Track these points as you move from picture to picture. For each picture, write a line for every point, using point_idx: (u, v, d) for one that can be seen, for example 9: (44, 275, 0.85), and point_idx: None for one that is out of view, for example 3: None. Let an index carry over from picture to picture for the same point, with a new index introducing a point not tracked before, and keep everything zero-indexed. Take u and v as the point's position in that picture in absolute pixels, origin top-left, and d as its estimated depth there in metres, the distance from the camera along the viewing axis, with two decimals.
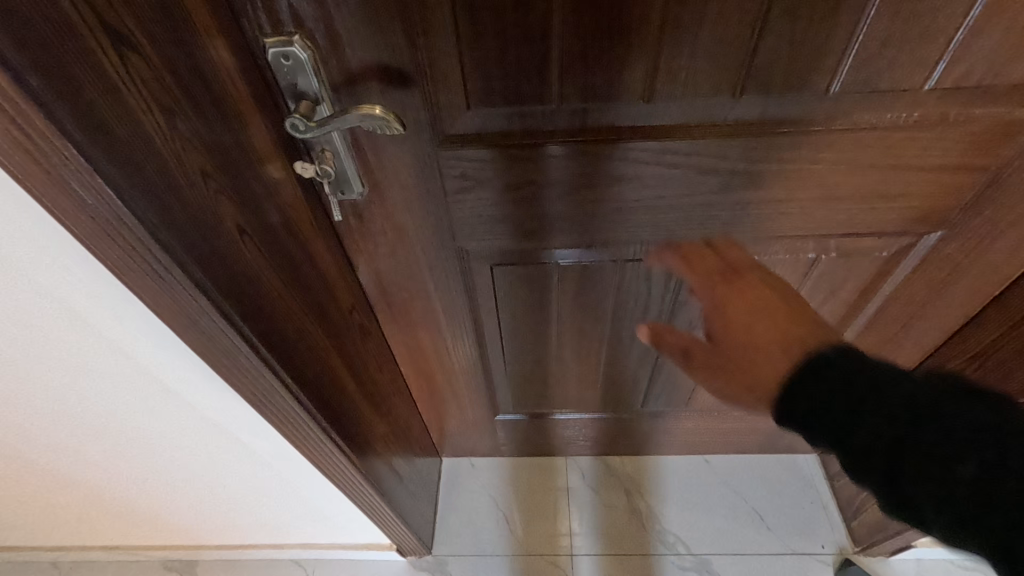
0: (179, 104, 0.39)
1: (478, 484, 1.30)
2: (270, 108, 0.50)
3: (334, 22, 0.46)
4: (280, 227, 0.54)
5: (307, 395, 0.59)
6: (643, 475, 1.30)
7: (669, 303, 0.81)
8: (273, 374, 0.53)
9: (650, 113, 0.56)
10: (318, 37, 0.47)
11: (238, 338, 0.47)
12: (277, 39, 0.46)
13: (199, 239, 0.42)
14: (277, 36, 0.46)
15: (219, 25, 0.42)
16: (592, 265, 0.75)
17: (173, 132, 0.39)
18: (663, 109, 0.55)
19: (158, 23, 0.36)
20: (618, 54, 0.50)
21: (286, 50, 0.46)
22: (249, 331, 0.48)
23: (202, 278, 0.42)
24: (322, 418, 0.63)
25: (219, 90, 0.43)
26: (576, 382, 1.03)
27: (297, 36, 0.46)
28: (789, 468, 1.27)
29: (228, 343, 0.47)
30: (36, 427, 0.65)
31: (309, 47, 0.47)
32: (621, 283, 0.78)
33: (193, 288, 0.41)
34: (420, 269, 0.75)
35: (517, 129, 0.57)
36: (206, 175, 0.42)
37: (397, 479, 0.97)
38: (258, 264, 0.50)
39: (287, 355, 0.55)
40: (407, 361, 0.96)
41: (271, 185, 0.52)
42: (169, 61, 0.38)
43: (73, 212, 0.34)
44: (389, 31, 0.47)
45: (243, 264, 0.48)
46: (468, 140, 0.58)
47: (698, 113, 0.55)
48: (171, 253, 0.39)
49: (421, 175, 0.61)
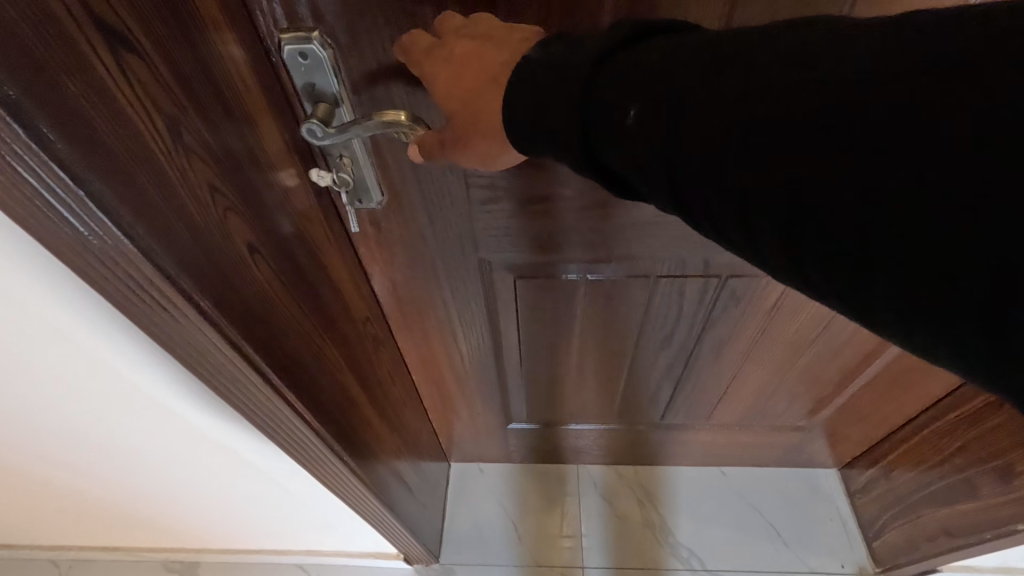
0: (183, 111, 0.35)
1: (487, 491, 1.27)
2: (285, 111, 0.46)
3: (359, 18, 0.42)
4: (293, 241, 0.49)
5: (320, 419, 0.55)
6: (657, 486, 1.26)
7: (698, 320, 0.77)
8: (286, 402, 0.49)
9: None
10: (339, 34, 0.43)
11: (250, 369, 0.43)
12: (294, 34, 0.41)
13: (207, 265, 0.37)
14: (294, 31, 0.41)
15: (229, 20, 0.37)
16: (622, 279, 0.71)
17: (176, 144, 0.34)
18: None
19: (158, 19, 0.32)
20: None
21: (304, 48, 0.41)
22: (261, 361, 0.44)
23: (213, 309, 0.38)
24: (334, 441, 0.59)
25: (229, 93, 0.39)
26: (594, 393, 0.99)
27: (317, 32, 0.41)
28: (808, 483, 1.24)
29: (238, 373, 0.42)
30: (28, 442, 0.61)
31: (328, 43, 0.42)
32: (650, 298, 0.73)
33: (203, 321, 0.37)
34: (439, 279, 0.70)
35: None
36: (213, 191, 0.38)
37: (406, 490, 0.94)
38: (270, 284, 0.45)
39: (300, 379, 0.51)
40: (419, 370, 0.92)
41: (286, 195, 0.47)
42: (171, 62, 0.33)
43: (68, 247, 0.29)
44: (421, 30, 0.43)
45: (255, 286, 0.43)
46: None
47: None
48: (180, 285, 0.35)
49: (446, 184, 0.57)
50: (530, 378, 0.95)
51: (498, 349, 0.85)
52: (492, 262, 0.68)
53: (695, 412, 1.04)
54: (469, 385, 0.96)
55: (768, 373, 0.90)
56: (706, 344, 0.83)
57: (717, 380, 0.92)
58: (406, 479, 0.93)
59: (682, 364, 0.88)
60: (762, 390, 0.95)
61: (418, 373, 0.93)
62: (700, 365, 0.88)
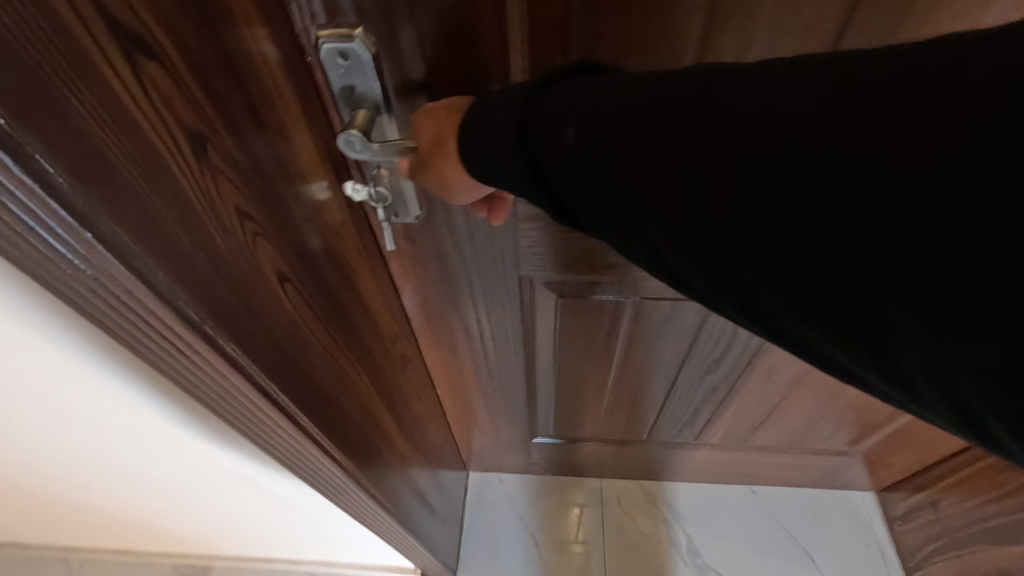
0: (209, 124, 0.30)
1: (507, 503, 1.22)
2: (319, 119, 0.41)
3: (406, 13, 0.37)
4: (326, 264, 0.44)
5: (351, 459, 0.50)
6: (685, 505, 1.21)
7: (751, 343, 0.72)
8: (318, 446, 0.43)
9: None
10: (381, 30, 0.38)
11: (283, 415, 0.38)
12: (335, 31, 0.36)
13: (237, 302, 0.32)
14: (335, 27, 0.36)
15: (264, 18, 0.33)
16: (672, 302, 0.66)
17: (201, 162, 0.29)
18: None
19: (182, 15, 0.27)
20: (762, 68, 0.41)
21: (346, 47, 0.36)
22: (295, 404, 0.39)
23: (244, 352, 0.32)
24: (364, 479, 0.54)
25: (261, 102, 0.34)
26: (627, 412, 0.95)
27: (360, 29, 0.37)
28: (843, 507, 1.18)
29: (269, 421, 0.37)
30: (35, 461, 0.57)
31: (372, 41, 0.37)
32: (701, 321, 0.68)
33: (231, 368, 0.31)
34: (475, 296, 0.66)
35: None
36: (242, 215, 0.33)
37: (428, 510, 0.89)
38: (301, 315, 0.40)
39: (333, 416, 0.46)
40: (445, 385, 0.88)
41: (318, 213, 0.43)
42: (196, 67, 0.28)
43: (78, 293, 0.24)
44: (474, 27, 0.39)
45: (286, 318, 0.38)
46: None
47: None
48: (208, 331, 0.29)
49: None
50: (561, 396, 0.91)
51: (530, 366, 0.81)
52: (535, 279, 0.63)
53: (732, 433, 1.00)
54: (496, 400, 0.92)
55: (816, 399, 0.85)
56: (755, 367, 0.77)
57: (761, 403, 0.87)
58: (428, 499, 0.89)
59: (725, 386, 0.83)
60: (806, 415, 0.90)
61: (444, 387, 0.89)
62: (744, 388, 0.83)
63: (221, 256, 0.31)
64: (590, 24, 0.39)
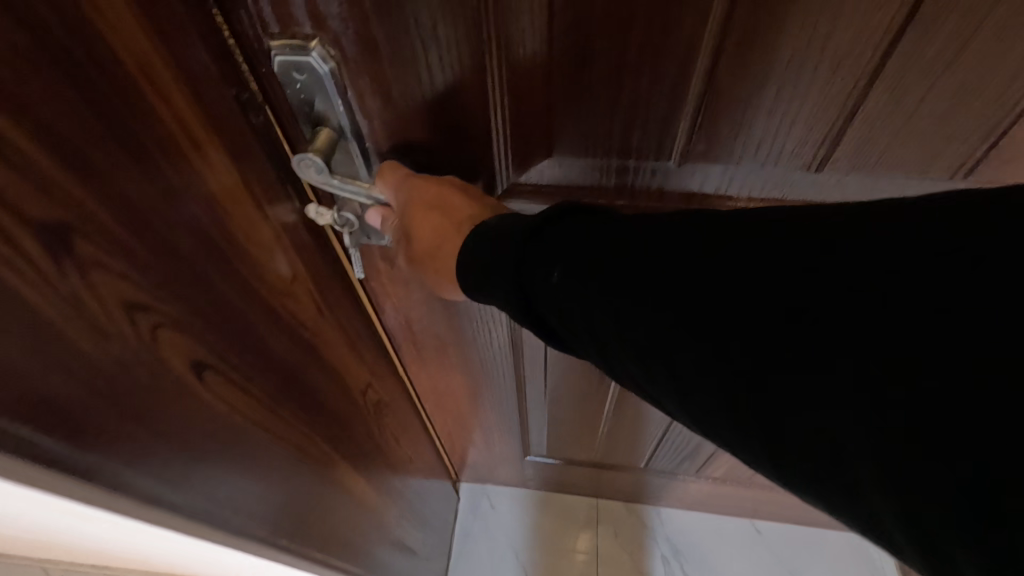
0: (81, 208, 0.24)
1: (502, 522, 1.16)
2: (264, 168, 0.35)
3: (374, 30, 0.31)
4: (275, 332, 0.38)
5: (280, 533, 0.45)
6: (685, 538, 1.15)
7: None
8: (228, 530, 0.38)
9: (798, 183, 0.41)
10: (345, 49, 0.32)
11: (169, 511, 0.33)
12: (288, 44, 0.30)
13: (102, 401, 0.27)
14: (286, 38, 0.30)
15: (176, 65, 0.27)
16: None
17: (65, 256, 0.24)
18: (820, 177, 0.41)
19: (31, 82, 0.21)
20: (780, 103, 0.36)
21: (299, 62, 0.31)
22: (188, 499, 0.34)
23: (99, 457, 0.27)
24: (300, 547, 0.49)
25: (170, 168, 0.28)
26: (624, 440, 0.90)
27: (317, 43, 0.31)
28: (850, 548, 1.13)
29: (153, 515, 0.33)
30: None
31: (338, 63, 0.32)
32: None
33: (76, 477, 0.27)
34: (462, 326, 0.61)
35: (609, 184, 0.43)
36: (133, 305, 0.27)
37: (410, 548, 0.84)
38: (226, 400, 0.35)
39: (258, 496, 0.41)
40: (434, 407, 0.84)
41: (268, 277, 0.37)
42: (58, 145, 0.22)
43: None
44: (455, 50, 0.33)
45: (199, 407, 0.33)
46: (539, 196, 0.44)
47: (858, 190, 0.42)
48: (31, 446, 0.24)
49: None
50: (556, 421, 0.87)
51: (521, 388, 0.77)
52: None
53: (735, 470, 0.95)
54: (488, 422, 0.88)
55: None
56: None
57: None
58: (409, 537, 0.83)
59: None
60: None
61: (433, 409, 0.85)
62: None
63: (96, 379, 0.26)
64: (583, 49, 0.34)
